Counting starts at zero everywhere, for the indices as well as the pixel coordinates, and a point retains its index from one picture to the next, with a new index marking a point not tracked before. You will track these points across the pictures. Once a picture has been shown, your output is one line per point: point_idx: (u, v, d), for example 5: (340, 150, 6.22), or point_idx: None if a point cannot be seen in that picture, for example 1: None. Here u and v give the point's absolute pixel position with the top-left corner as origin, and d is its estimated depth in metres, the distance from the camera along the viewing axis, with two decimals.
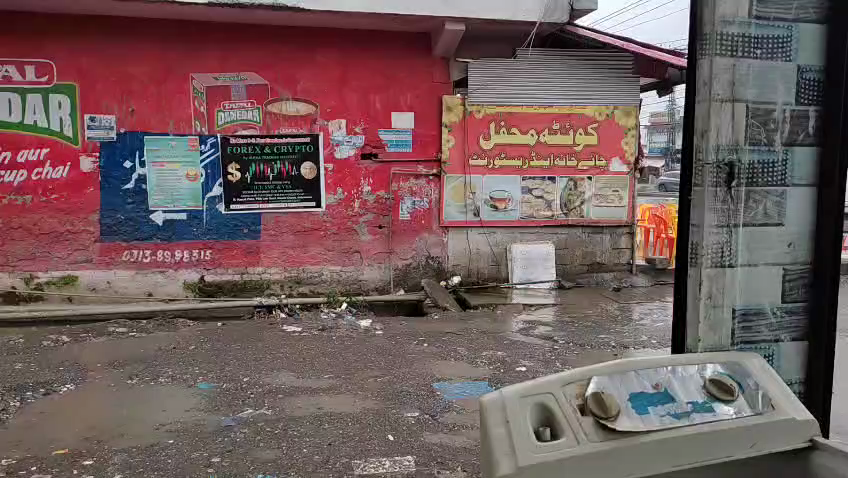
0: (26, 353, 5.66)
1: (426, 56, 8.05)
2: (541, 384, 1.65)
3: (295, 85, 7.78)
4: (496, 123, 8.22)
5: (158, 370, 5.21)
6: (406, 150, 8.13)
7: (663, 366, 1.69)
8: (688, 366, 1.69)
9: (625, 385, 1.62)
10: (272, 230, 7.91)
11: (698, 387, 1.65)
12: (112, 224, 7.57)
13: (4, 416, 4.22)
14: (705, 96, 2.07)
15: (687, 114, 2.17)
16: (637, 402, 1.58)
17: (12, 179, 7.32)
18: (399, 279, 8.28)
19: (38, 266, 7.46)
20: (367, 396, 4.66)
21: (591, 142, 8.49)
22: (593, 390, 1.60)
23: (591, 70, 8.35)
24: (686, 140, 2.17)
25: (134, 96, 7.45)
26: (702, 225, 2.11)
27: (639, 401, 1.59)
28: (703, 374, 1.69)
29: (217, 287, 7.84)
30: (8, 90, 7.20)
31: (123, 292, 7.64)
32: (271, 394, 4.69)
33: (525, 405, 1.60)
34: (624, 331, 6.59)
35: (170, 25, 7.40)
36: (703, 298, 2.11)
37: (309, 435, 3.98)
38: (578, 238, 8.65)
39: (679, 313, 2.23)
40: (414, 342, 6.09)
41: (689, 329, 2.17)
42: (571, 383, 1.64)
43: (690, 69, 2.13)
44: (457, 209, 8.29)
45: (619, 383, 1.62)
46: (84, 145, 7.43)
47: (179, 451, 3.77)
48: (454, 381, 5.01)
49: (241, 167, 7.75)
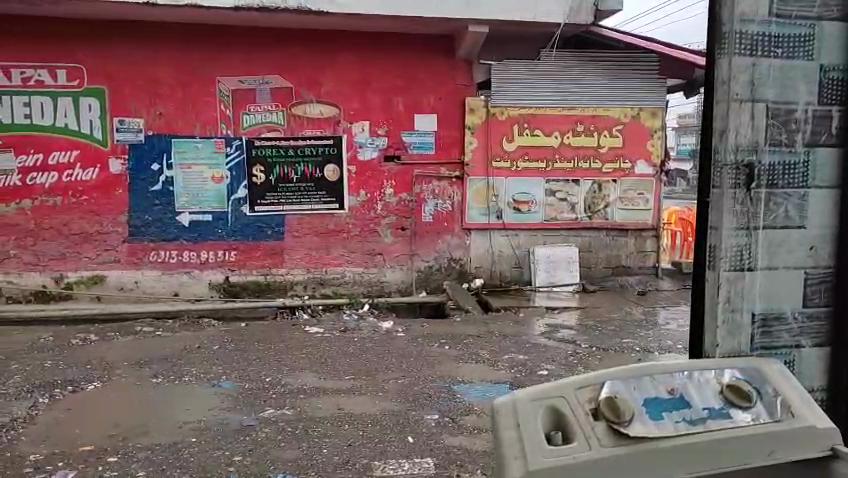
0: (55, 351, 5.79)
1: (449, 58, 8.04)
2: (554, 386, 1.64)
3: (319, 88, 7.85)
4: (519, 126, 8.19)
5: (182, 369, 5.29)
6: (428, 152, 8.14)
7: (679, 370, 1.66)
8: (705, 370, 1.66)
9: (639, 389, 1.59)
10: (295, 232, 7.98)
11: (715, 392, 1.61)
12: (140, 225, 7.71)
13: (33, 413, 4.32)
14: (723, 96, 2.02)
15: (705, 114, 2.12)
16: (651, 407, 1.56)
17: (43, 180, 7.50)
18: (421, 281, 8.29)
19: (68, 266, 7.62)
20: (387, 398, 4.66)
21: (616, 144, 8.41)
22: (606, 394, 1.58)
23: (616, 70, 8.28)
24: (704, 141, 2.12)
25: (162, 99, 7.58)
26: (720, 227, 2.05)
27: (653, 406, 1.56)
28: (720, 379, 1.65)
29: (241, 287, 7.92)
30: (40, 94, 7.37)
31: (150, 292, 7.77)
32: (292, 394, 4.72)
33: (537, 408, 1.59)
34: (648, 336, 6.50)
35: (197, 29, 7.53)
36: (721, 302, 2.07)
37: (329, 436, 4.00)
38: (602, 241, 8.56)
39: (697, 317, 2.18)
40: (435, 344, 6.08)
41: (706, 334, 2.12)
42: (584, 387, 1.62)
43: (708, 69, 2.08)
44: (479, 212, 8.27)
45: (633, 387, 1.59)
46: (113, 148, 7.58)
47: (201, 449, 3.82)
48: (475, 383, 4.99)
49: (265, 169, 7.84)
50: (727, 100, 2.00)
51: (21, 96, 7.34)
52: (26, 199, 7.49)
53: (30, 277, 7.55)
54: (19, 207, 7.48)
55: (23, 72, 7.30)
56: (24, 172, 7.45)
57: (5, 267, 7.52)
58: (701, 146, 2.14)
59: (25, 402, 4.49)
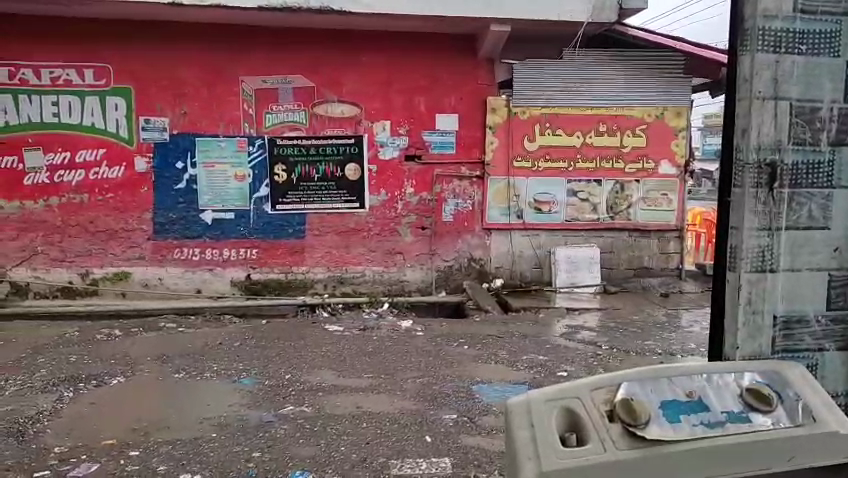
0: (81, 345, 5.89)
1: (470, 57, 8.02)
2: (569, 388, 1.63)
3: (340, 88, 7.88)
4: (541, 125, 8.14)
5: (204, 365, 5.35)
6: (449, 152, 8.13)
7: (697, 374, 1.63)
8: (724, 374, 1.64)
9: (657, 392, 1.57)
10: (316, 230, 8.03)
11: (734, 396, 1.59)
12: (164, 222, 7.81)
13: (58, 406, 4.40)
14: (745, 94, 1.98)
15: (726, 112, 2.09)
16: (668, 410, 1.53)
17: (71, 178, 7.64)
18: (441, 281, 8.28)
19: (94, 262, 7.75)
20: (405, 397, 4.67)
21: (639, 144, 8.32)
22: (622, 395, 1.56)
23: (640, 70, 8.19)
24: (725, 139, 2.08)
25: (186, 99, 7.68)
26: (741, 228, 2.02)
27: (671, 408, 1.54)
28: (739, 382, 1.62)
29: (262, 285, 7.99)
30: (68, 93, 7.51)
31: (173, 289, 7.87)
32: (311, 392, 4.75)
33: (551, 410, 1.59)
34: (670, 338, 6.41)
35: (221, 29, 7.61)
36: (742, 304, 2.04)
37: (347, 434, 4.01)
38: (624, 242, 8.46)
39: (717, 319, 2.15)
40: (454, 344, 6.07)
41: (727, 336, 2.10)
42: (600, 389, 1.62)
43: (730, 67, 2.05)
44: (500, 211, 8.24)
45: (650, 390, 1.57)
46: (138, 146, 7.70)
47: (221, 445, 3.86)
48: (495, 383, 4.97)
49: (287, 167, 7.90)
50: (749, 98, 1.96)
51: (50, 95, 7.49)
52: (54, 196, 7.64)
53: (57, 273, 7.70)
54: (47, 204, 7.64)
55: (52, 72, 7.45)
56: (52, 170, 7.60)
57: (33, 263, 7.67)
58: (722, 144, 2.11)
59: (51, 396, 4.57)
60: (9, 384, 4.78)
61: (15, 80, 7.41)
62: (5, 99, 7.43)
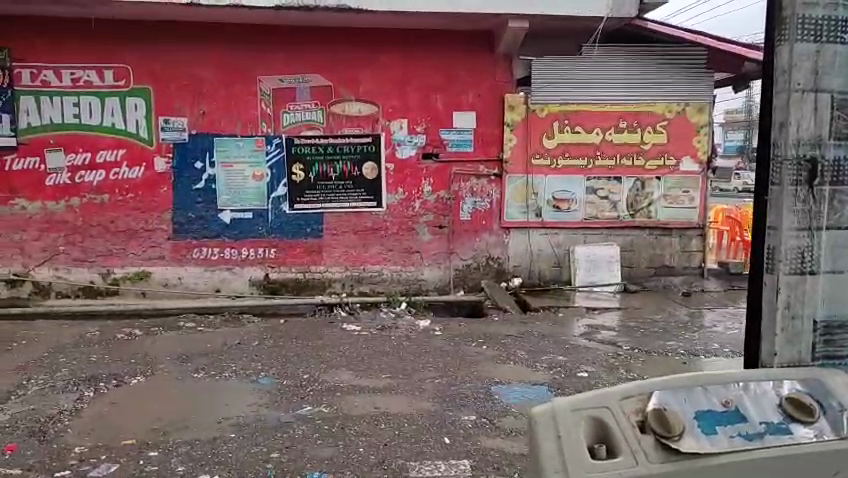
0: (102, 345, 5.94)
1: (488, 54, 7.95)
2: (598, 396, 1.64)
3: (357, 86, 7.86)
4: (560, 122, 8.05)
5: (223, 365, 5.36)
6: (467, 150, 8.07)
7: (734, 381, 1.66)
8: (762, 382, 1.67)
9: (692, 403, 1.60)
10: (334, 229, 8.02)
11: (773, 405, 1.62)
12: (183, 222, 7.85)
13: (79, 406, 4.43)
14: (785, 86, 2.07)
15: (765, 104, 2.18)
16: (704, 421, 1.57)
17: (91, 178, 7.71)
18: (459, 280, 8.23)
19: (114, 262, 7.82)
20: (424, 398, 4.63)
21: (660, 141, 8.19)
22: (654, 406, 1.59)
23: (660, 65, 8.07)
24: (764, 133, 2.18)
25: (205, 99, 7.71)
26: (781, 228, 2.10)
27: (707, 420, 1.57)
28: (779, 391, 1.66)
29: (280, 284, 8.00)
30: (89, 94, 7.58)
31: (192, 288, 7.91)
32: (328, 392, 4.73)
33: (578, 419, 1.59)
34: (693, 338, 6.30)
35: (239, 29, 7.63)
36: (781, 308, 2.13)
37: (365, 435, 3.99)
38: (645, 240, 8.34)
39: (755, 325, 2.26)
40: (473, 344, 6.02)
41: (765, 343, 2.20)
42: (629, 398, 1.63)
43: (769, 57, 2.14)
44: (518, 210, 8.17)
45: (684, 400, 1.60)
46: (158, 147, 7.74)
47: (239, 445, 3.85)
48: (514, 384, 4.91)
49: (304, 166, 7.90)
50: (789, 90, 2.05)
51: (71, 97, 7.56)
52: (75, 196, 7.71)
53: (78, 273, 7.78)
54: (68, 204, 7.71)
55: (72, 74, 7.52)
56: (73, 171, 7.68)
57: (55, 263, 7.76)
58: (760, 137, 2.20)
59: (72, 395, 4.61)
60: (31, 384, 4.83)
61: (36, 82, 7.49)
62: (27, 100, 7.52)
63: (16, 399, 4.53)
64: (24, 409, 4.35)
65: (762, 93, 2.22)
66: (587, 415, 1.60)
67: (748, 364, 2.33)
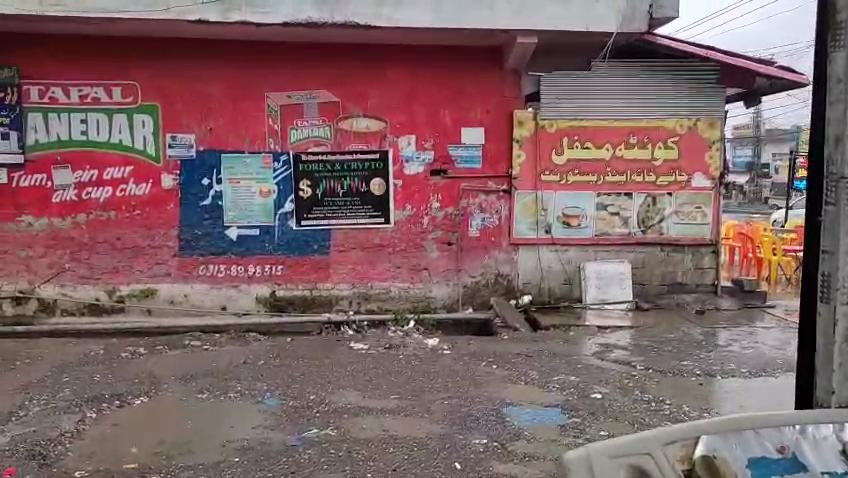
0: (106, 364, 5.85)
1: (497, 70, 7.90)
2: (645, 443, 2.01)
3: (365, 102, 7.82)
4: (569, 138, 7.98)
5: (228, 385, 5.25)
6: (475, 166, 8.00)
7: (791, 426, 2.14)
8: (820, 428, 2.16)
9: (748, 452, 2.07)
10: (341, 246, 7.93)
11: (831, 452, 2.13)
12: (190, 238, 7.79)
13: (81, 428, 4.33)
14: (839, 95, 2.69)
15: (821, 119, 2.81)
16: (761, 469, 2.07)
17: (98, 195, 7.67)
18: (468, 297, 8.11)
19: (120, 279, 7.75)
20: (433, 420, 4.50)
21: (671, 156, 8.09)
22: (701, 452, 2.03)
23: (670, 80, 8.00)
24: (819, 150, 2.82)
25: (212, 115, 7.68)
26: (836, 252, 2.76)
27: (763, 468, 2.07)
28: (835, 436, 2.17)
29: (287, 302, 7.91)
30: (96, 111, 7.56)
31: (198, 305, 7.83)
32: (335, 414, 4.61)
33: (617, 466, 1.93)
34: (709, 358, 6.15)
35: (247, 46, 7.61)
36: (839, 342, 2.79)
37: (373, 459, 3.87)
38: (657, 257, 8.21)
39: (813, 365, 2.93)
40: (482, 363, 5.89)
41: (823, 381, 2.86)
42: (669, 445, 2.03)
43: (824, 64, 2.76)
44: (528, 226, 8.08)
45: (743, 449, 2.07)
46: (165, 163, 7.71)
47: (243, 470, 3.74)
48: (526, 406, 4.78)
49: (311, 183, 7.84)
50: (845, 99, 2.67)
51: (79, 113, 7.55)
52: (82, 213, 7.67)
53: (84, 290, 7.72)
54: (75, 221, 7.67)
55: (81, 90, 7.51)
56: (80, 187, 7.65)
57: (61, 280, 7.70)
58: (817, 152, 2.84)
59: (73, 417, 4.51)
60: (33, 405, 4.74)
61: (45, 98, 7.48)
62: (35, 117, 7.51)
63: (16, 420, 4.44)
64: (24, 431, 4.25)
65: (815, 100, 2.85)
66: (626, 461, 1.95)
67: (803, 382, 3.01)
